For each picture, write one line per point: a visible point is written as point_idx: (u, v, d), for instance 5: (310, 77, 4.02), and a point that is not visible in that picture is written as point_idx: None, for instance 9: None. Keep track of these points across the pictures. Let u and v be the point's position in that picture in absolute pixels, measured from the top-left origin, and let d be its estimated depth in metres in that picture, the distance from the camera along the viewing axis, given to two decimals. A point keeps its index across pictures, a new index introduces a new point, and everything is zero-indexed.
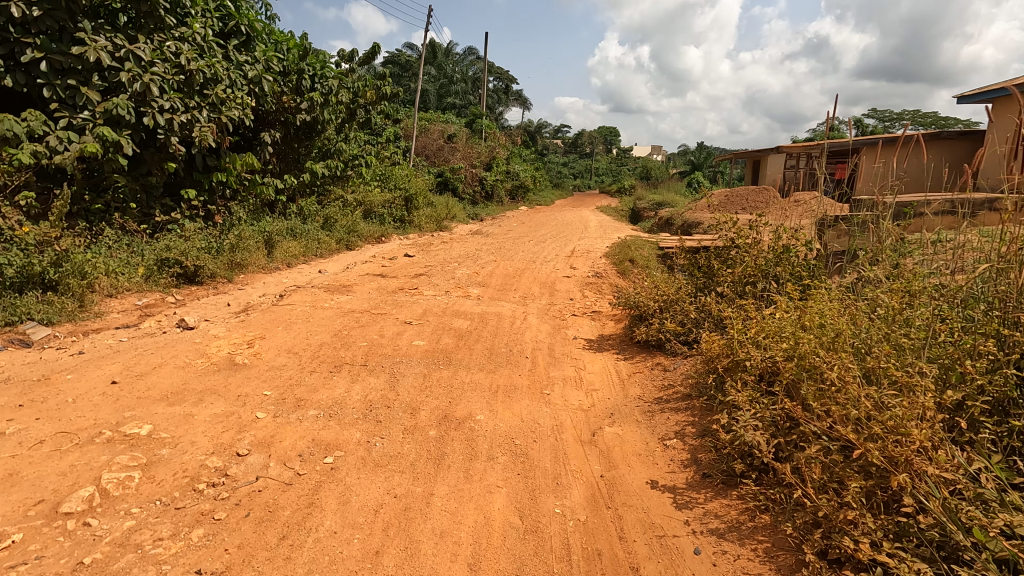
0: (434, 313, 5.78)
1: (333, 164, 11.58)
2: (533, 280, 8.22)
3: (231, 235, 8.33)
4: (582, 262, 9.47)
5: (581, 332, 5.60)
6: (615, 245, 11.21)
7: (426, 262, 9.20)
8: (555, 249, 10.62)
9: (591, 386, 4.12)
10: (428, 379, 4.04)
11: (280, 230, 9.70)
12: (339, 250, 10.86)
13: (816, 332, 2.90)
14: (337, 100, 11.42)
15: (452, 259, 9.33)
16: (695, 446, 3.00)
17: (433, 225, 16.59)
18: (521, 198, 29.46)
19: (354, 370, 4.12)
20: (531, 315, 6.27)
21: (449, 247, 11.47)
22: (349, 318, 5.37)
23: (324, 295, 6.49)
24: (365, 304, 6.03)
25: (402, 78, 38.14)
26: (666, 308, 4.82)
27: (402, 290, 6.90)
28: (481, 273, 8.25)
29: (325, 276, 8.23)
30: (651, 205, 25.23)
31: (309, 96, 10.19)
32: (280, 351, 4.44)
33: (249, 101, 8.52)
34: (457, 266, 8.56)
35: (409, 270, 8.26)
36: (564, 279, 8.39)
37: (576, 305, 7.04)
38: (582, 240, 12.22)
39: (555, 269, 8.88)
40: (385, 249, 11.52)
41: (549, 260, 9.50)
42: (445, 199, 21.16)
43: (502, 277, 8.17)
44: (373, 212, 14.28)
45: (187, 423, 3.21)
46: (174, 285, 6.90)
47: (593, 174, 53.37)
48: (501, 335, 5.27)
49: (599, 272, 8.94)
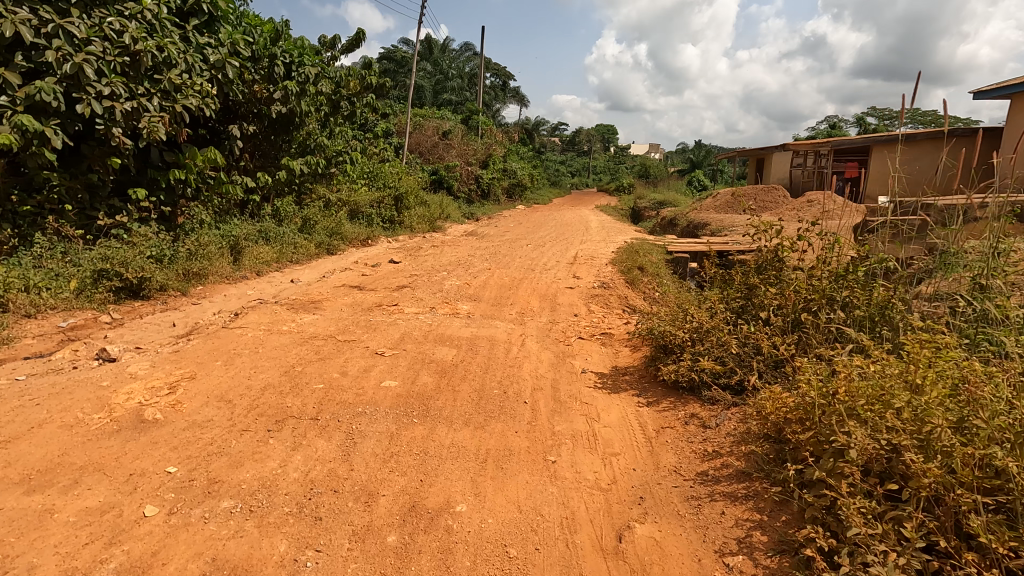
0: (414, 339, 4.80)
1: (312, 159, 10.65)
2: (532, 292, 7.25)
3: (188, 242, 7.42)
4: (587, 270, 8.50)
5: (590, 363, 4.65)
6: (621, 249, 10.25)
7: (412, 270, 8.23)
8: (556, 254, 9.67)
9: (609, 449, 3.16)
10: (395, 442, 3.07)
11: (248, 233, 8.78)
12: (318, 255, 9.91)
13: (953, 416, 2.02)
14: (316, 91, 10.44)
15: (441, 267, 8.38)
16: (772, 571, 2.07)
17: (425, 226, 15.64)
18: (518, 197, 28.51)
19: (298, 430, 3.15)
20: (530, 339, 5.31)
21: (440, 251, 10.53)
22: (308, 348, 4.39)
23: (286, 314, 5.50)
24: (331, 327, 5.04)
25: (396, 73, 37.06)
26: (700, 339, 3.86)
27: (380, 306, 5.92)
28: (474, 284, 7.28)
29: (296, 288, 7.30)
30: (653, 205, 24.30)
31: (284, 85, 9.23)
32: (208, 399, 3.45)
33: (211, 88, 7.53)
34: (446, 275, 7.60)
35: (391, 281, 7.31)
36: (567, 290, 7.44)
37: (583, 324, 6.09)
38: (584, 243, 11.28)
39: (556, 279, 7.90)
40: (370, 254, 10.58)
41: (550, 268, 8.53)
42: (439, 197, 20.17)
43: (497, 289, 7.20)
44: (360, 213, 13.29)
45: (38, 529, 2.24)
46: (113, 301, 5.93)
47: (591, 172, 52.50)
48: (495, 369, 4.31)
49: (606, 281, 7.99)
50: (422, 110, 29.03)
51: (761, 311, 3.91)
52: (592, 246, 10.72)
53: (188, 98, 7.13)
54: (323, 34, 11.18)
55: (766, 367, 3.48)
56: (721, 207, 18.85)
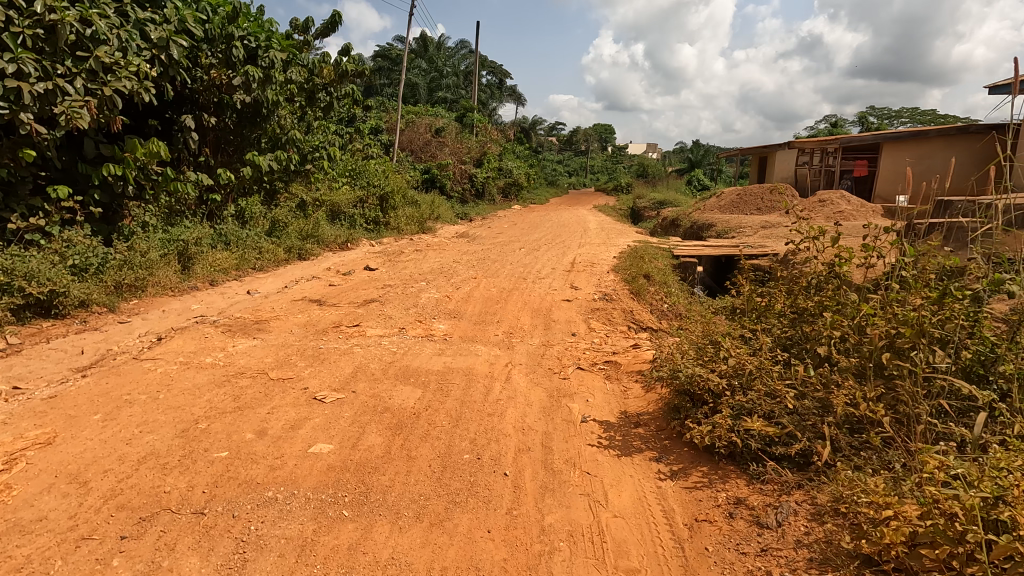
0: (368, 376, 3.78)
1: (281, 155, 9.65)
2: (523, 307, 6.23)
3: (123, 248, 6.44)
4: (586, 278, 7.51)
5: (592, 406, 3.65)
6: (624, 254, 9.27)
7: (386, 280, 7.24)
8: (552, 260, 8.69)
9: (623, 561, 2.20)
10: (306, 558, 2.08)
11: (202, 236, 7.79)
12: (287, 262, 8.93)
13: None
14: (285, 79, 9.44)
15: (421, 275, 7.39)
16: None
17: (413, 227, 14.68)
18: (514, 197, 27.55)
19: (168, 535, 2.16)
20: (518, 371, 4.30)
21: (422, 256, 9.53)
22: (226, 391, 3.39)
23: (218, 339, 4.48)
24: (268, 359, 4.02)
25: (389, 71, 35.98)
26: (743, 388, 2.88)
27: (338, 328, 4.91)
28: (457, 298, 6.28)
29: (251, 301, 6.32)
30: (653, 205, 23.35)
31: (244, 71, 8.22)
32: (54, 481, 2.45)
33: (151, 70, 6.50)
34: (424, 287, 6.60)
35: (360, 293, 6.32)
36: (563, 303, 6.47)
37: (583, 350, 5.08)
38: (583, 247, 10.31)
39: (551, 290, 6.90)
40: (347, 259, 9.60)
41: (544, 276, 7.53)
42: (429, 197, 19.15)
43: (483, 304, 6.19)
44: (340, 214, 12.34)
45: None
46: (15, 322, 4.94)
47: (588, 171, 51.59)
48: (469, 421, 3.29)
49: (608, 292, 6.99)
50: (415, 108, 28.00)
51: (821, 348, 2.95)
52: (590, 250, 9.73)
53: (121, 80, 6.10)
54: (295, 17, 10.18)
55: (841, 432, 2.51)
56: (726, 207, 17.86)
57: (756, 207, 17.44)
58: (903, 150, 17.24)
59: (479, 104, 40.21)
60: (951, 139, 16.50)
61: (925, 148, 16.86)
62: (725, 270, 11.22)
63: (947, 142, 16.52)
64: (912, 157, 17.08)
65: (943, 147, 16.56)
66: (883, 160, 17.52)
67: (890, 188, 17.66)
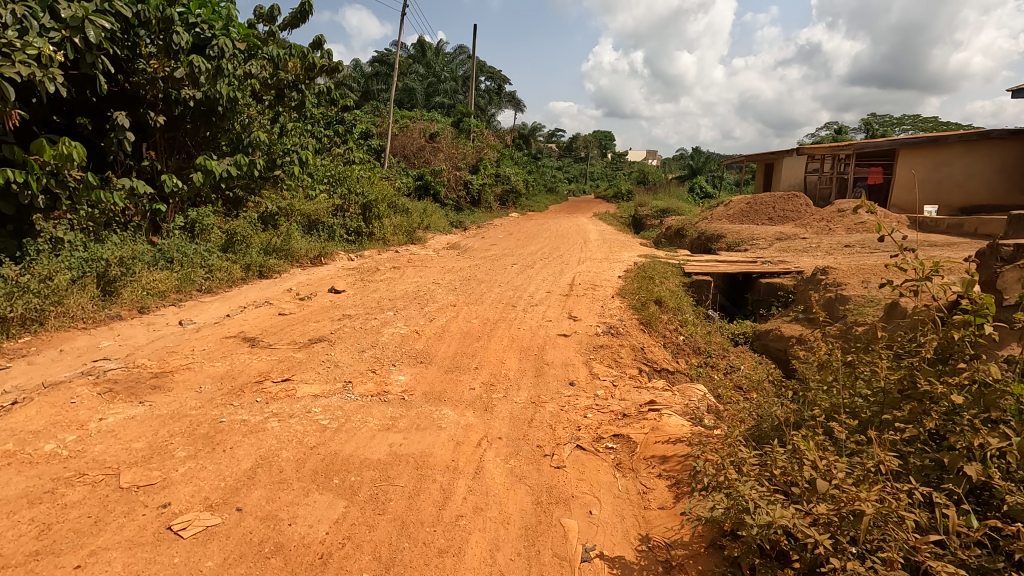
0: (270, 476, 2.59)
1: (241, 159, 8.52)
2: (511, 347, 5.04)
3: (18, 272, 5.33)
4: (587, 305, 6.34)
5: (599, 528, 2.47)
6: (631, 272, 8.11)
7: (350, 307, 6.05)
8: (548, 280, 7.53)
9: None
10: None
11: (132, 254, 6.67)
12: (243, 282, 7.78)
13: None
14: (243, 73, 8.30)
15: (391, 301, 6.20)
16: None
17: (399, 237, 13.57)
18: (512, 205, 26.47)
19: None
20: (494, 454, 3.11)
21: (400, 273, 8.41)
22: (33, 519, 2.20)
23: (88, 406, 3.27)
24: (136, 445, 2.81)
25: (387, 76, 34.91)
26: (858, 548, 1.71)
27: (261, 386, 3.71)
28: (429, 335, 5.09)
29: (176, 338, 5.12)
30: (656, 214, 22.26)
31: (189, 61, 7.12)
32: None
33: (58, 53, 5.35)
34: (389, 319, 5.42)
35: (311, 328, 5.13)
36: (560, 340, 5.31)
37: (585, 412, 3.89)
38: (583, 262, 9.17)
39: (544, 322, 5.70)
40: (316, 278, 8.46)
41: (538, 302, 6.36)
42: (420, 204, 18.01)
43: (460, 343, 4.99)
44: (320, 224, 11.63)
45: None
46: None
47: (588, 178, 50.55)
48: (406, 571, 2.11)
49: (613, 324, 5.82)
50: (409, 112, 26.89)
51: (982, 474, 1.79)
52: (591, 267, 8.57)
53: (15, 65, 4.94)
54: (258, 5, 9.06)
55: None
56: (734, 217, 16.72)
57: (767, 216, 16.32)
58: (918, 157, 16.10)
59: (478, 108, 39.17)
60: (972, 144, 15.44)
61: (944, 152, 15.79)
62: (740, 290, 10.15)
63: (968, 147, 15.46)
64: (929, 163, 16.01)
65: (962, 153, 15.50)
66: (898, 167, 16.40)
67: (904, 197, 16.44)
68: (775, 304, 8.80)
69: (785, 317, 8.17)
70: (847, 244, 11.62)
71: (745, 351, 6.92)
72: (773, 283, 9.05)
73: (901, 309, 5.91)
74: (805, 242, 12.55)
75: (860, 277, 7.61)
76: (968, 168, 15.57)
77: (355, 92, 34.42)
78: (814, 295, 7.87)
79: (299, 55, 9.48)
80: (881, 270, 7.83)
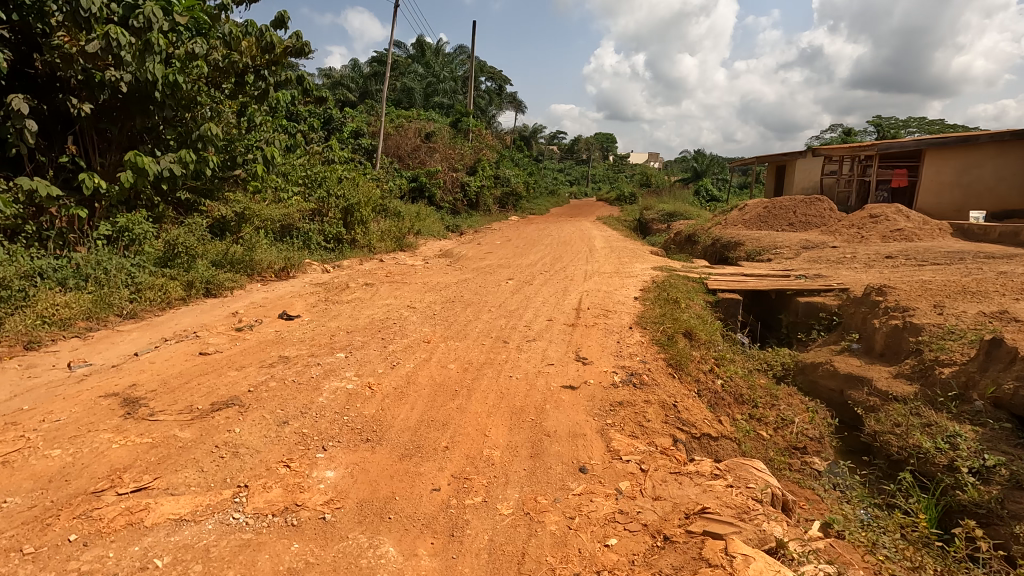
0: None
1: (185, 155, 7.19)
2: (497, 409, 3.67)
3: None
4: (599, 339, 4.97)
5: None
6: (650, 292, 6.75)
7: (295, 345, 4.68)
8: (549, 303, 6.16)
9: None
10: None
11: (26, 273, 5.40)
12: (181, 304, 6.45)
13: None
14: (186, 52, 6.94)
15: (349, 337, 4.82)
16: None
17: (384, 245, 12.27)
18: (512, 210, 25.20)
19: None
20: None
21: (373, 291, 7.07)
22: None
23: None
24: None
25: (386, 76, 33.69)
26: None
27: (94, 505, 2.34)
28: (386, 393, 3.71)
29: (44, 393, 3.74)
30: (663, 218, 20.89)
31: (104, 31, 5.79)
32: None
33: None
34: (337, 366, 4.05)
35: (226, 381, 3.75)
36: (564, 395, 3.96)
37: (606, 537, 2.55)
38: (591, 278, 7.80)
39: (544, 368, 4.33)
40: (275, 297, 7.11)
41: (537, 337, 4.99)
42: (413, 208, 16.70)
43: (428, 404, 3.62)
44: (292, 229, 10.41)
45: None
46: None
47: (590, 180, 49.27)
48: None
49: (635, 370, 4.45)
50: (405, 112, 25.56)
51: None
52: (601, 285, 7.21)
53: None
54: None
55: None
56: (752, 222, 15.38)
57: (788, 221, 14.96)
58: (945, 158, 14.63)
59: (478, 109, 37.80)
60: (1006, 144, 14.01)
61: (976, 153, 14.34)
62: (771, 309, 8.83)
63: (1003, 147, 14.03)
64: (958, 165, 14.57)
65: (995, 154, 14.14)
66: (924, 168, 14.98)
67: (931, 201, 14.97)
68: (816, 328, 7.56)
69: (834, 344, 6.87)
70: (888, 254, 10.28)
71: (792, 394, 5.60)
72: (814, 302, 7.76)
73: (1006, 350, 4.57)
74: (837, 252, 11.22)
75: (929, 300, 6.24)
76: (1001, 172, 14.16)
77: (351, 91, 33.03)
78: (870, 320, 6.50)
79: (254, 35, 7.77)
80: (950, 291, 6.49)
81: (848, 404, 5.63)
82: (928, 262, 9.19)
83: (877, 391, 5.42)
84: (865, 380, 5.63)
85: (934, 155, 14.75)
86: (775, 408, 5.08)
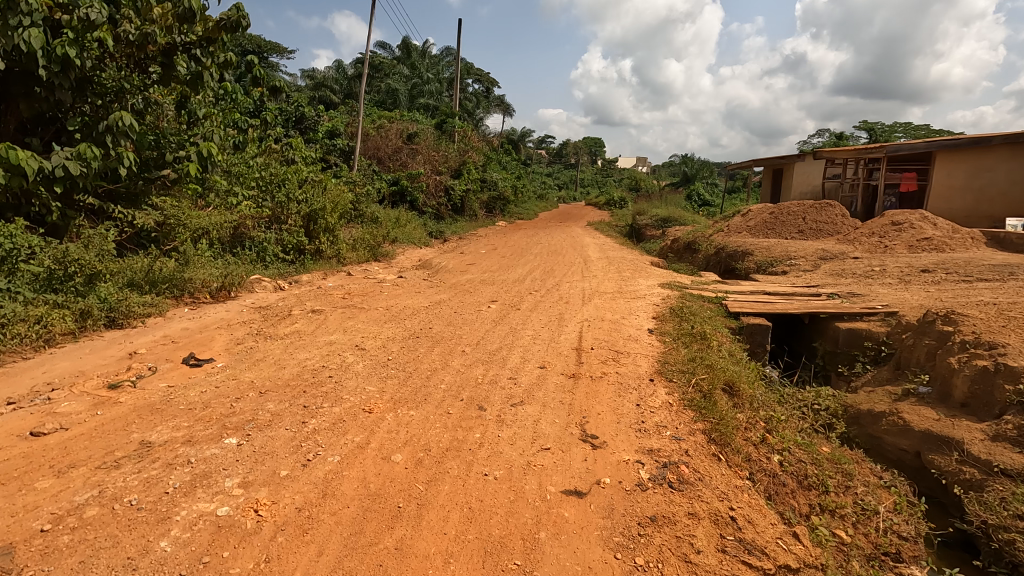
0: None
1: (86, 150, 5.67)
2: (460, 549, 2.26)
3: None
4: (612, 402, 3.59)
5: None
6: (668, 321, 5.41)
7: (174, 418, 3.21)
8: (541, 341, 4.77)
9: None
10: None
11: None
12: (63, 342, 4.95)
13: None
14: (81, 18, 5.44)
15: (257, 404, 3.37)
16: None
17: (354, 255, 10.85)
18: (499, 216, 23.78)
19: None
20: None
21: (320, 322, 5.62)
22: None
23: None
24: None
25: (368, 75, 32.19)
26: None
27: None
28: (280, 522, 2.29)
29: None
30: (657, 224, 19.55)
31: None
32: None
33: None
34: (219, 467, 2.62)
35: (16, 506, 2.28)
36: (569, 510, 2.57)
37: None
38: (592, 301, 6.42)
39: (535, 458, 2.93)
40: (195, 329, 5.62)
41: (527, 399, 3.59)
42: (392, 213, 15.29)
43: (346, 546, 2.20)
44: (245, 239, 9.14)
45: None
46: None
47: (580, 185, 48.13)
48: None
49: (668, 456, 3.08)
50: (386, 112, 24.03)
51: None
52: (606, 312, 5.84)
53: None
54: None
55: None
56: (758, 229, 14.21)
57: (797, 228, 13.77)
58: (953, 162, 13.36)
59: (466, 111, 36.34)
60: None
61: (987, 155, 13.17)
62: (800, 333, 7.55)
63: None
64: (968, 169, 13.34)
65: (1009, 156, 12.96)
66: (934, 172, 13.71)
67: (942, 207, 13.64)
68: (861, 361, 6.28)
69: (892, 384, 5.55)
70: (923, 267, 9.05)
71: (861, 463, 4.27)
72: (856, 329, 6.46)
73: None
74: (862, 264, 9.98)
75: (1018, 333, 4.94)
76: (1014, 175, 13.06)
77: (332, 90, 31.40)
78: (940, 356, 5.20)
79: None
80: None
81: (931, 473, 4.34)
82: (976, 278, 7.96)
83: (973, 460, 4.11)
84: (952, 442, 4.33)
85: (941, 158, 13.52)
86: (851, 492, 3.72)
